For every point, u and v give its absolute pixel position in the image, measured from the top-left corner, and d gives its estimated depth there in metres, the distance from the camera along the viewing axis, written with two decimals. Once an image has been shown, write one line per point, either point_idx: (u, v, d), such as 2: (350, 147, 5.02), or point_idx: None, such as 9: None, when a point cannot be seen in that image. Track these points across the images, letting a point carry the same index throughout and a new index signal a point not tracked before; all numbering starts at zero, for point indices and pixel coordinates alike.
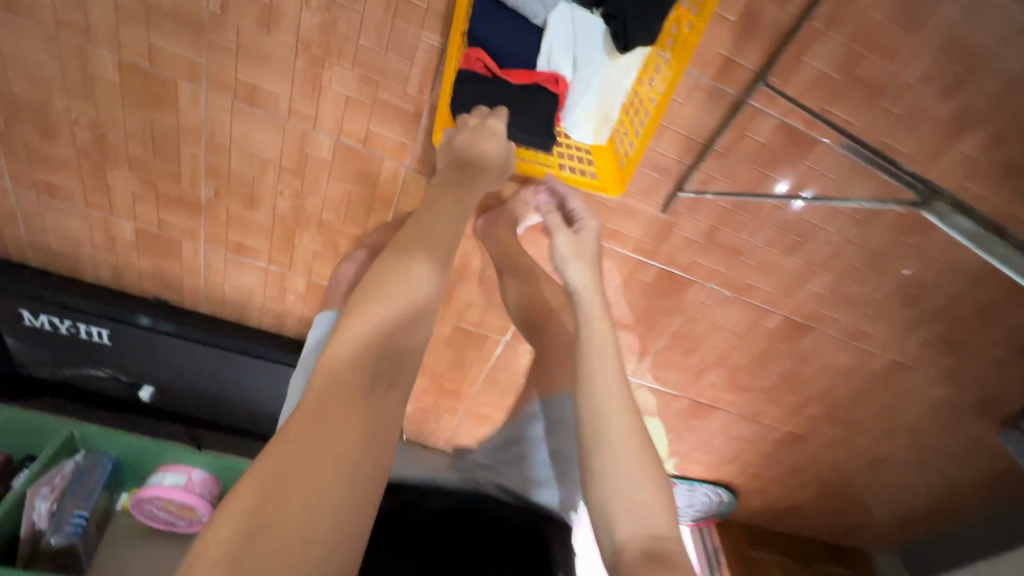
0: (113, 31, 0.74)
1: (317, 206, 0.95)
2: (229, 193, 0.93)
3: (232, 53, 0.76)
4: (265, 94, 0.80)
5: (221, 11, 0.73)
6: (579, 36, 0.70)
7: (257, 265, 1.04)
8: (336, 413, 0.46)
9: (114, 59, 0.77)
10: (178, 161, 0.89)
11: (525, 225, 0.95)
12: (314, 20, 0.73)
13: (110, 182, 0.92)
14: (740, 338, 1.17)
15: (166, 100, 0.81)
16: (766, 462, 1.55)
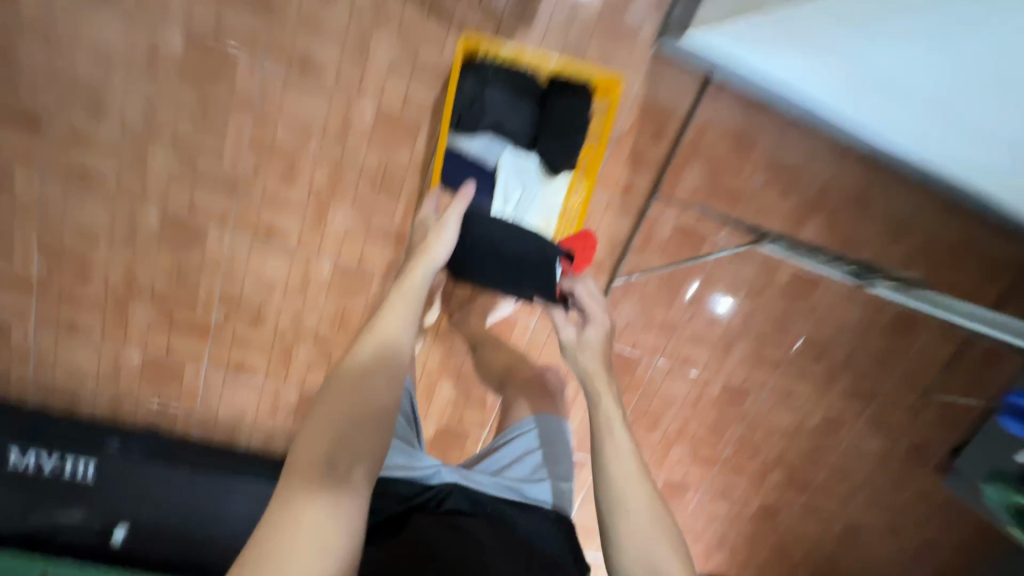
0: (163, 194, 1.03)
1: (313, 320, 1.16)
2: (237, 315, 1.13)
3: (252, 203, 1.05)
4: (279, 229, 1.08)
5: (252, 175, 1.03)
6: (522, 171, 1.02)
7: (253, 380, 1.18)
8: (310, 507, 0.54)
9: (155, 214, 1.04)
10: (194, 291, 1.10)
11: (495, 315, 1.17)
12: (322, 176, 1.05)
13: (130, 318, 1.11)
14: (692, 408, 1.32)
15: (193, 241, 1.07)
16: (751, 546, 1.56)
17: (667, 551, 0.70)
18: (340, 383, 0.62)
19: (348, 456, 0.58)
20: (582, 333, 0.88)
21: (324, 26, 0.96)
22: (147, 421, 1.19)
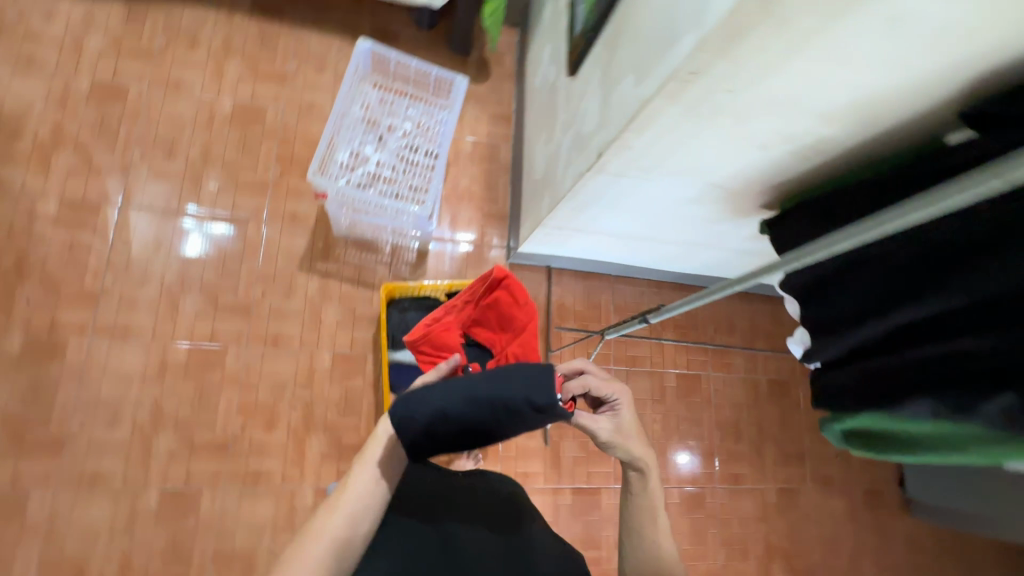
0: (30, 189, 1.23)
1: (268, 265, 1.31)
2: (174, 259, 1.27)
3: (187, 180, 1.31)
4: (226, 207, 1.32)
5: (200, 157, 1.33)
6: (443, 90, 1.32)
7: (207, 346, 1.23)
8: None
9: (64, 195, 1.25)
10: (85, 259, 1.23)
11: (443, 241, 1.42)
12: (268, 164, 1.36)
13: (11, 278, 1.19)
14: (639, 291, 1.51)
15: (108, 212, 1.26)
16: (756, 426, 1.56)
17: None
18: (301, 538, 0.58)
19: (348, 547, 0.59)
20: (614, 416, 0.76)
21: (230, 149, 1.35)
22: (72, 391, 1.16)
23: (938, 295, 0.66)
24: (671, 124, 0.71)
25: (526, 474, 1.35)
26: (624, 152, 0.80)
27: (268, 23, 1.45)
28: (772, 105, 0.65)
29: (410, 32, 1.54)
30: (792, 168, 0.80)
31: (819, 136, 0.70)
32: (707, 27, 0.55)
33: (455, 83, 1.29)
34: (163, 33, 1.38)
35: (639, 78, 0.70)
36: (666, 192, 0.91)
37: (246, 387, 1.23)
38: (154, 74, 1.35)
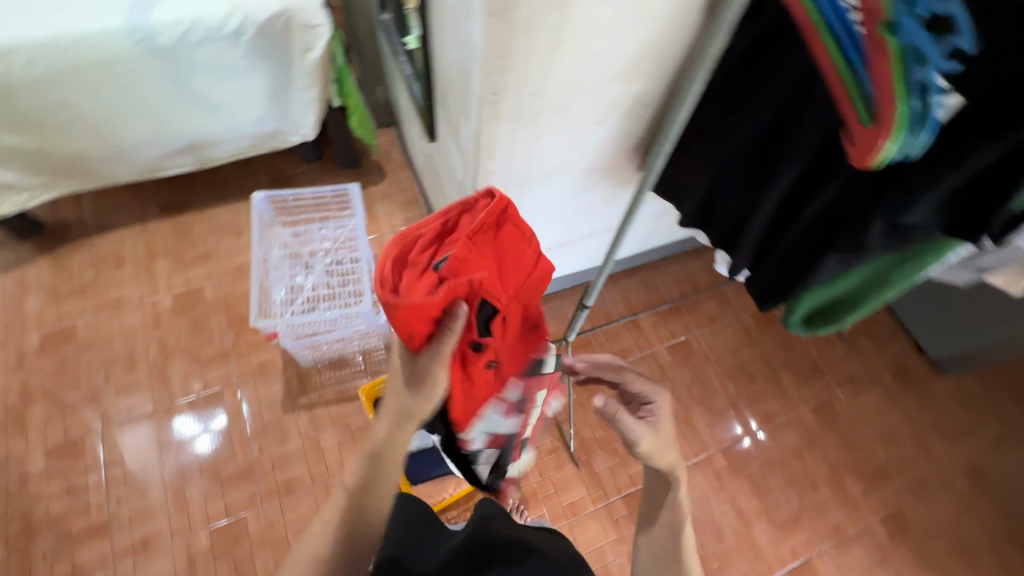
0: (16, 452, 1.28)
1: (255, 422, 1.35)
2: (168, 456, 1.30)
3: (155, 380, 1.38)
4: (198, 388, 1.38)
5: (160, 355, 1.41)
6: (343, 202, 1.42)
7: (225, 522, 1.24)
8: None
9: (48, 443, 1.30)
10: (85, 494, 1.25)
11: None
12: (222, 334, 1.44)
13: (24, 540, 1.21)
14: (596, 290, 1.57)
15: (92, 441, 1.31)
16: (763, 359, 1.57)
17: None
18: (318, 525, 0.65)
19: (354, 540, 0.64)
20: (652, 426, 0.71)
21: (183, 336, 1.43)
22: None
23: (784, 171, 0.73)
24: (509, 140, 0.81)
25: (574, 504, 1.35)
26: (494, 177, 0.89)
27: (178, 217, 1.59)
28: (573, 89, 0.75)
29: (303, 170, 1.69)
30: (634, 127, 0.89)
31: (632, 92, 0.80)
32: (479, 57, 0.66)
33: (349, 190, 1.35)
34: (91, 267, 1.50)
35: (466, 116, 0.81)
36: (554, 194, 1.00)
37: (277, 545, 1.22)
38: (95, 304, 1.45)
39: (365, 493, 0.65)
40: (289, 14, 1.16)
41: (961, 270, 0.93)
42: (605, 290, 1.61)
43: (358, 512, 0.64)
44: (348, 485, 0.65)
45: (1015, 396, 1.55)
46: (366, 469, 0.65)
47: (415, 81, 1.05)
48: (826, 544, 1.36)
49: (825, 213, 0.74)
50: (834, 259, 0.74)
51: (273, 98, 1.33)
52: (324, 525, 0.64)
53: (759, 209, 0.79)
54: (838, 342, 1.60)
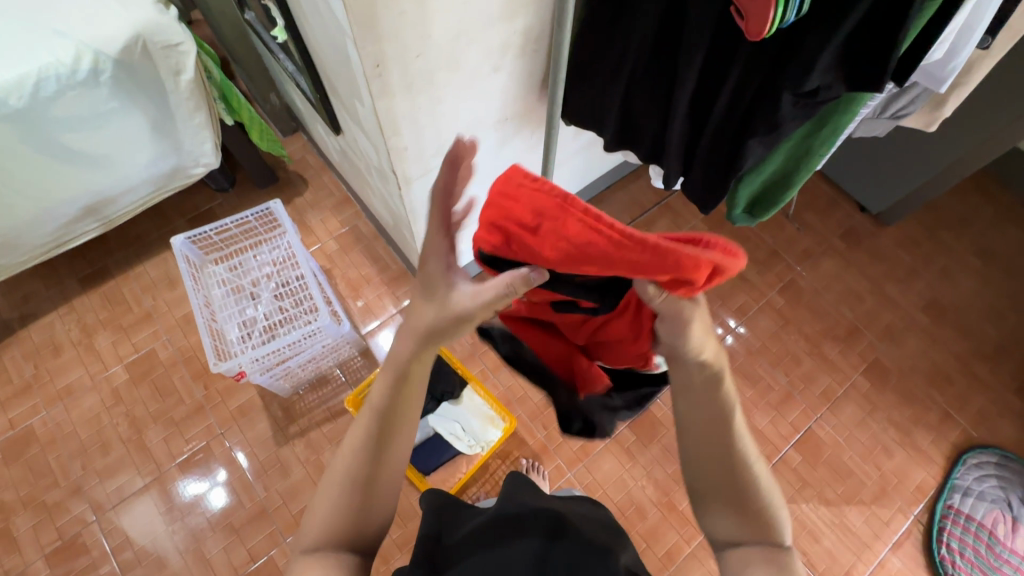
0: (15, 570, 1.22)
1: (252, 465, 1.31)
2: (174, 524, 1.26)
3: (135, 456, 1.32)
4: (184, 450, 1.33)
5: (132, 429, 1.34)
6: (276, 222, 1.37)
7: (253, 567, 1.23)
8: (333, 485, 0.63)
9: (47, 551, 1.24)
10: None
11: (371, 332, 1.45)
12: (190, 390, 1.38)
13: None
14: None
15: (91, 535, 1.26)
16: None
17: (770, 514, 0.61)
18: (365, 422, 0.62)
19: (395, 424, 0.62)
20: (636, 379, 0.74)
21: (150, 404, 1.37)
22: None
23: (687, 68, 0.72)
24: (410, 109, 0.77)
25: (585, 446, 1.38)
26: (408, 153, 0.85)
27: (103, 285, 1.49)
28: (458, 39, 0.71)
29: (220, 202, 1.60)
30: (533, 64, 0.86)
31: (519, 27, 0.76)
32: (349, 29, 0.62)
33: (271, 209, 1.29)
34: (28, 362, 1.41)
35: (359, 97, 0.77)
36: (475, 154, 0.96)
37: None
38: (46, 399, 1.37)
39: (389, 413, 0.62)
40: (145, 38, 1.06)
41: (877, 122, 0.95)
42: None
43: (381, 434, 0.62)
44: (370, 407, 0.62)
45: (952, 228, 1.65)
46: (389, 386, 0.61)
47: (301, 76, 0.98)
48: (820, 410, 1.44)
49: (736, 100, 0.74)
50: (757, 142, 0.75)
51: (160, 134, 1.24)
52: (348, 455, 0.62)
53: (675, 113, 0.78)
54: (787, 223, 1.65)
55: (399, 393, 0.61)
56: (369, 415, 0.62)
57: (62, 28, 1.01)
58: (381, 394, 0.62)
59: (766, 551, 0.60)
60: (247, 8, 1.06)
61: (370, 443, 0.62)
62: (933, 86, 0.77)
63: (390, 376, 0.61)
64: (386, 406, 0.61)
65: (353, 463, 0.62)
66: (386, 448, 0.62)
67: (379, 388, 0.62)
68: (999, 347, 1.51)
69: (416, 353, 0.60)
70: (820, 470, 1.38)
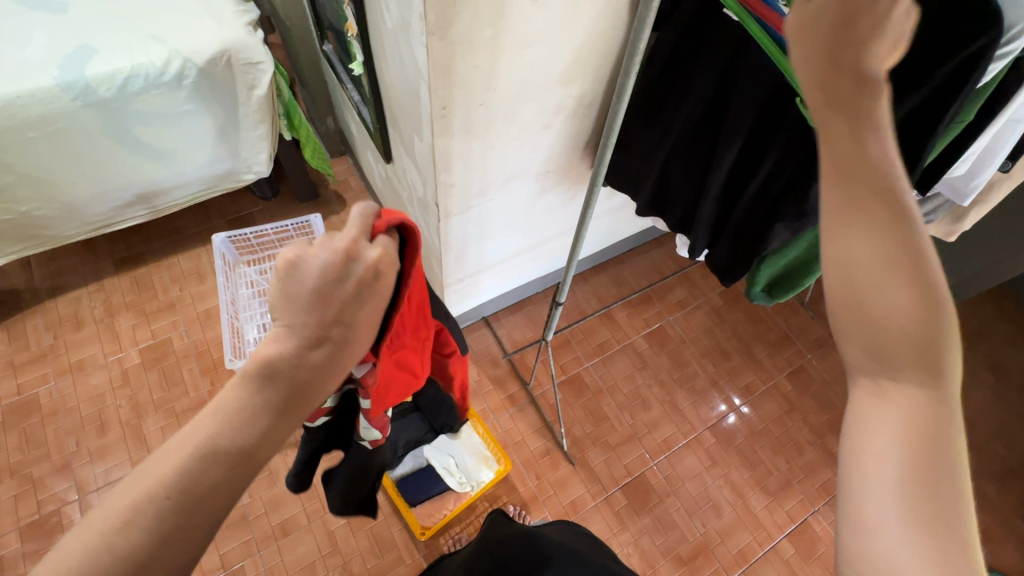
0: None
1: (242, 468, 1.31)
2: None
3: (130, 443, 1.32)
4: None
5: (134, 415, 1.35)
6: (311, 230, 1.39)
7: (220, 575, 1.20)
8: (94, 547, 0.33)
9: (24, 524, 1.23)
10: None
11: None
12: (197, 385, 1.40)
13: None
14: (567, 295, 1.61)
15: (70, 516, 1.24)
16: (734, 335, 1.62)
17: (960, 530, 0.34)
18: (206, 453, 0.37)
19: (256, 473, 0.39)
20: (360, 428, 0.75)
21: (156, 392, 1.38)
22: None
23: (725, 151, 0.77)
24: (464, 150, 0.83)
25: (574, 502, 1.36)
26: (454, 189, 0.91)
27: (136, 270, 1.55)
28: (520, 93, 0.78)
29: (261, 208, 1.68)
30: (581, 128, 0.93)
31: (575, 93, 0.84)
32: (425, 73, 0.69)
33: (311, 222, 1.36)
34: (49, 332, 1.44)
35: (419, 133, 0.83)
36: (513, 200, 1.02)
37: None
38: (56, 370, 1.40)
39: (238, 465, 0.38)
40: (230, 54, 1.17)
41: None
42: (576, 288, 1.64)
43: (209, 516, 0.36)
44: (187, 446, 0.37)
45: (966, 339, 1.66)
46: (255, 419, 0.38)
47: (365, 106, 1.06)
48: (819, 503, 1.41)
49: (768, 186, 0.79)
50: (783, 227, 0.79)
51: (223, 139, 1.33)
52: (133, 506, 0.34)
53: (709, 191, 0.83)
54: (802, 309, 1.67)
55: (267, 423, 0.39)
56: (196, 463, 0.36)
57: (160, 35, 1.12)
58: (219, 428, 0.38)
59: (925, 409, 0.36)
60: (327, 40, 1.16)
61: (180, 519, 0.35)
62: (956, 199, 0.81)
63: (252, 399, 0.39)
64: (235, 449, 0.38)
65: (142, 547, 0.34)
66: (193, 523, 0.36)
67: (223, 421, 0.38)
68: (1006, 467, 1.48)
69: (335, 345, 0.41)
70: (812, 566, 1.34)
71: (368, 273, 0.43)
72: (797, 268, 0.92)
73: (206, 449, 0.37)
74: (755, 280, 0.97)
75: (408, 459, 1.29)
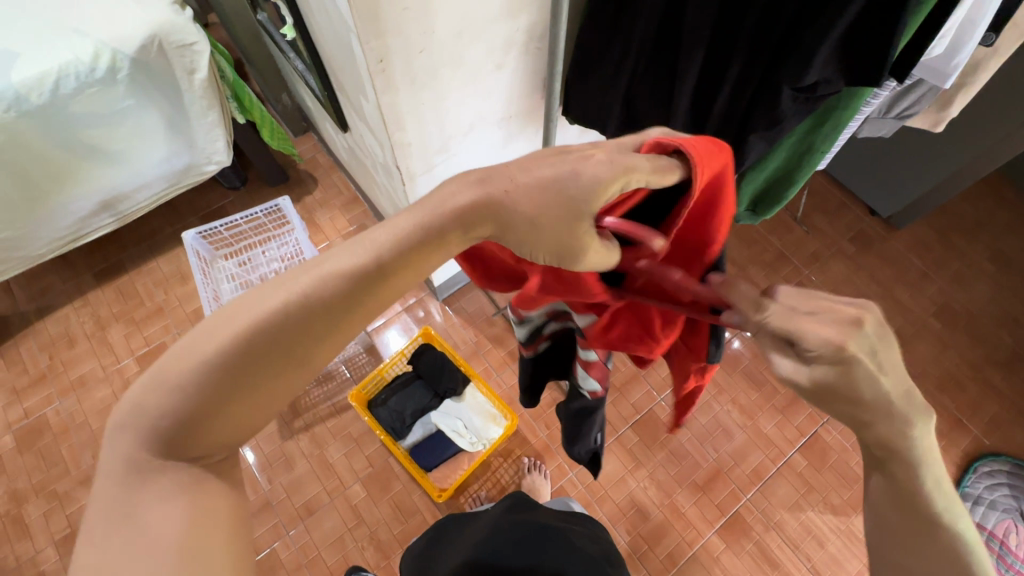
0: (25, 557, 1.24)
1: (257, 458, 1.33)
2: None
3: None
4: None
5: None
6: (287, 214, 1.31)
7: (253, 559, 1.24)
8: (256, 317, 0.39)
9: (57, 538, 1.26)
10: None
11: (373, 327, 1.46)
12: None
13: None
14: None
15: None
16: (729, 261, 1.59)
17: None
18: (355, 259, 0.40)
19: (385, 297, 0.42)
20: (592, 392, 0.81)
21: None
22: None
23: (687, 64, 0.72)
24: (413, 105, 0.78)
25: None
26: (412, 149, 0.87)
27: (117, 280, 1.53)
28: (462, 33, 0.72)
29: (232, 199, 1.64)
30: (536, 63, 0.87)
31: (523, 25, 0.77)
32: (352, 23, 0.63)
33: (279, 205, 1.32)
34: (43, 353, 1.44)
35: (364, 93, 0.78)
36: (478, 152, 0.98)
37: (312, 565, 1.24)
38: (60, 389, 1.40)
39: (376, 279, 0.40)
40: (161, 38, 1.09)
41: (883, 121, 0.95)
42: None
43: (340, 326, 0.41)
44: (354, 242, 0.41)
45: (965, 232, 1.63)
46: (398, 240, 0.41)
47: (309, 73, 1.00)
48: (827, 414, 1.42)
49: (738, 96, 0.74)
50: (757, 138, 0.75)
51: (174, 132, 1.27)
52: (304, 291, 0.39)
53: (676, 111, 0.79)
54: (795, 226, 1.64)
55: (416, 255, 0.41)
56: (348, 258, 0.40)
57: (82, 27, 1.04)
58: (382, 245, 0.40)
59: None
60: (260, 9, 1.09)
61: (313, 314, 0.39)
62: (937, 82, 0.76)
63: (414, 223, 0.41)
64: (379, 267, 0.40)
65: (305, 309, 0.39)
66: (321, 319, 0.40)
67: (390, 229, 0.41)
68: (1012, 354, 1.48)
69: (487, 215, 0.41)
70: (825, 474, 1.36)
71: (582, 163, 0.41)
72: (783, 179, 0.89)
73: (360, 254, 0.40)
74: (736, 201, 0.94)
75: (417, 425, 1.31)
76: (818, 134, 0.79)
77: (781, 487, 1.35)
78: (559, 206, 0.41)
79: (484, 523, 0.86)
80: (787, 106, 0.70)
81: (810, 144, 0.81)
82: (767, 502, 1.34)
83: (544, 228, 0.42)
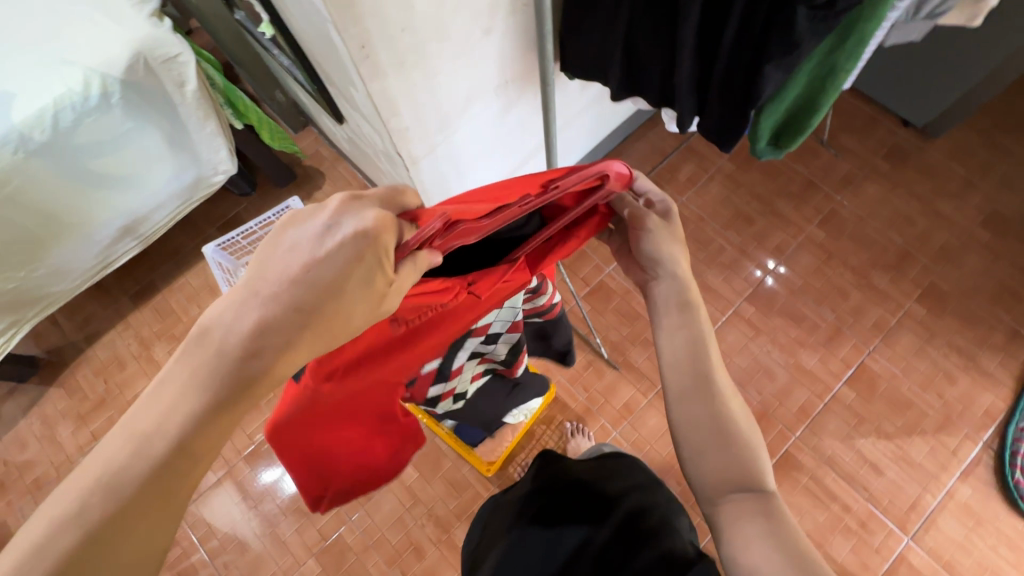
0: None
1: None
2: (245, 512, 1.35)
3: None
4: (246, 445, 1.40)
5: None
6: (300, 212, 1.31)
7: (322, 544, 1.31)
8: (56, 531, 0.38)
9: None
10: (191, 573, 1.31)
11: None
12: None
13: None
14: None
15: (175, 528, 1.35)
16: (754, 197, 1.53)
17: (735, 461, 0.54)
18: (151, 435, 0.40)
19: (195, 454, 0.42)
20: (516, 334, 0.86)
21: None
22: None
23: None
24: (405, 87, 0.76)
25: (627, 404, 1.38)
26: (411, 133, 0.84)
27: (152, 299, 1.58)
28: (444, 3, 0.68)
29: (246, 205, 1.65)
30: (526, 20, 0.82)
31: None
32: (327, 11, 0.60)
33: (291, 205, 1.34)
34: (99, 378, 1.51)
35: (353, 83, 0.76)
36: (479, 125, 0.94)
37: (378, 545, 1.30)
38: (119, 410, 1.48)
39: (179, 441, 0.41)
40: (145, 55, 1.08)
41: (912, 24, 0.87)
42: None
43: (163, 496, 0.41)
44: (126, 429, 0.41)
45: (1011, 130, 1.50)
46: (185, 400, 0.41)
47: (296, 68, 0.97)
48: (873, 343, 1.38)
49: (750, 24, 0.68)
50: (774, 68, 0.69)
51: (177, 148, 1.28)
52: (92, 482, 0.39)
53: (683, 50, 0.73)
54: (822, 150, 1.55)
55: (216, 404, 0.41)
56: (137, 446, 0.40)
57: (66, 56, 1.03)
58: (168, 409, 0.40)
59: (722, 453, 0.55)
60: (236, 7, 1.05)
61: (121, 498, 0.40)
62: None
63: (198, 378, 0.40)
64: (178, 430, 0.41)
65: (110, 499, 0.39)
66: (139, 508, 0.40)
67: (174, 400, 0.41)
68: None
69: (269, 351, 0.40)
70: (876, 404, 1.33)
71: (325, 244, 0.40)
72: (807, 105, 0.82)
73: (152, 431, 0.40)
74: (755, 137, 0.88)
75: None
76: (844, 49, 0.71)
77: (831, 422, 1.33)
78: (318, 296, 0.40)
79: (525, 487, 0.83)
80: (807, 25, 0.64)
81: (834, 64, 0.74)
82: (818, 438, 1.32)
83: (344, 319, 0.41)
